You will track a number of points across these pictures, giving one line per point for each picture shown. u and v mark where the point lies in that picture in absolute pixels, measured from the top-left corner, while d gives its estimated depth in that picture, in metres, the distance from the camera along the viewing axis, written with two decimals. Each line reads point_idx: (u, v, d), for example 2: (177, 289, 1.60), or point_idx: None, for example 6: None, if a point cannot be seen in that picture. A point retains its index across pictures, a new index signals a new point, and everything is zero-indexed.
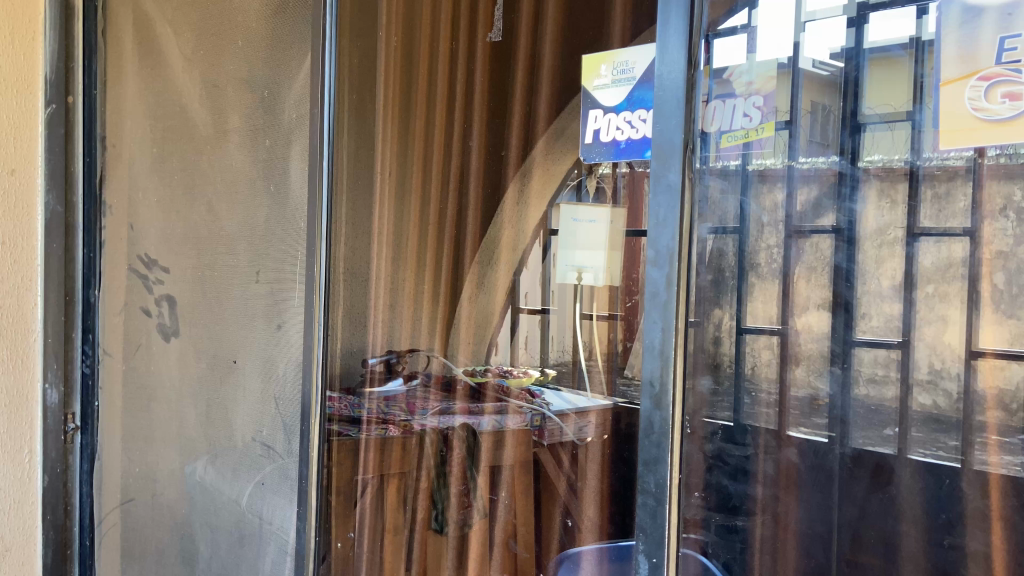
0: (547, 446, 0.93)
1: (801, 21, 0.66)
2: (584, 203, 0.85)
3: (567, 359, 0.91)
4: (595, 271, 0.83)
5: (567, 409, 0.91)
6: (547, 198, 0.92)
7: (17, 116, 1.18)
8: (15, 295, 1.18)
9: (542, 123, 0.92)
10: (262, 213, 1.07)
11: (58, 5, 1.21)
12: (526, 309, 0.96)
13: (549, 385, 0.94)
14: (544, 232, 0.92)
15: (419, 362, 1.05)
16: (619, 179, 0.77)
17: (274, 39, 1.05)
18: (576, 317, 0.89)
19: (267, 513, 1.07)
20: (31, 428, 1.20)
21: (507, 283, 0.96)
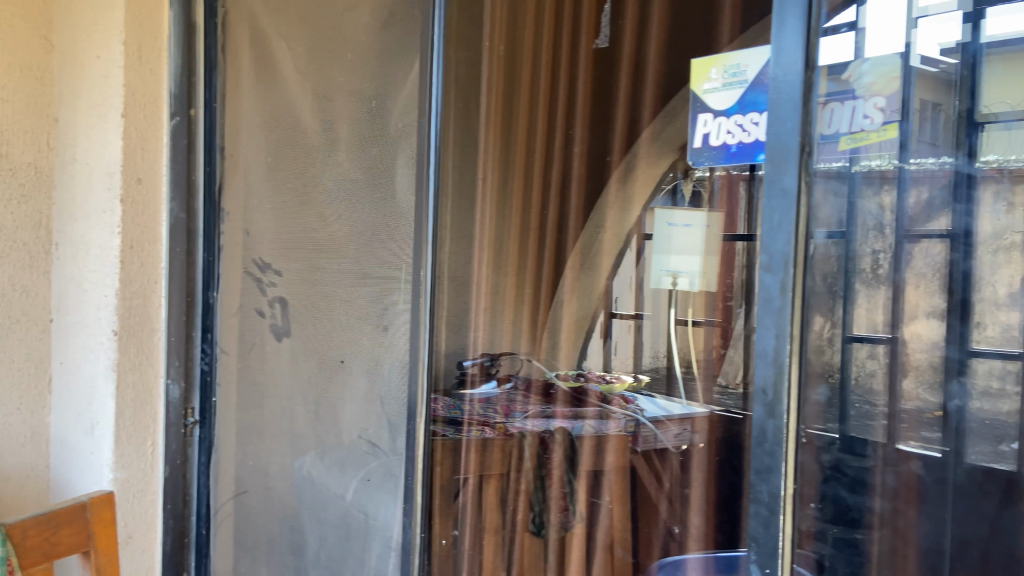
0: (642, 453, 0.94)
1: (913, 16, 0.64)
2: (680, 207, 0.87)
3: (661, 364, 0.91)
4: (691, 276, 0.85)
5: (661, 416, 0.91)
6: (643, 201, 0.92)
7: (145, 127, 1.27)
8: (142, 296, 1.28)
9: (647, 112, 0.92)
10: (369, 219, 1.11)
11: (180, 23, 1.29)
12: (619, 314, 0.95)
13: (643, 392, 0.94)
14: (640, 236, 0.93)
15: (515, 366, 1.05)
16: (716, 180, 0.76)
17: (381, 50, 1.09)
18: (671, 323, 0.88)
19: (373, 510, 1.10)
20: (154, 420, 1.30)
21: (604, 284, 0.96)
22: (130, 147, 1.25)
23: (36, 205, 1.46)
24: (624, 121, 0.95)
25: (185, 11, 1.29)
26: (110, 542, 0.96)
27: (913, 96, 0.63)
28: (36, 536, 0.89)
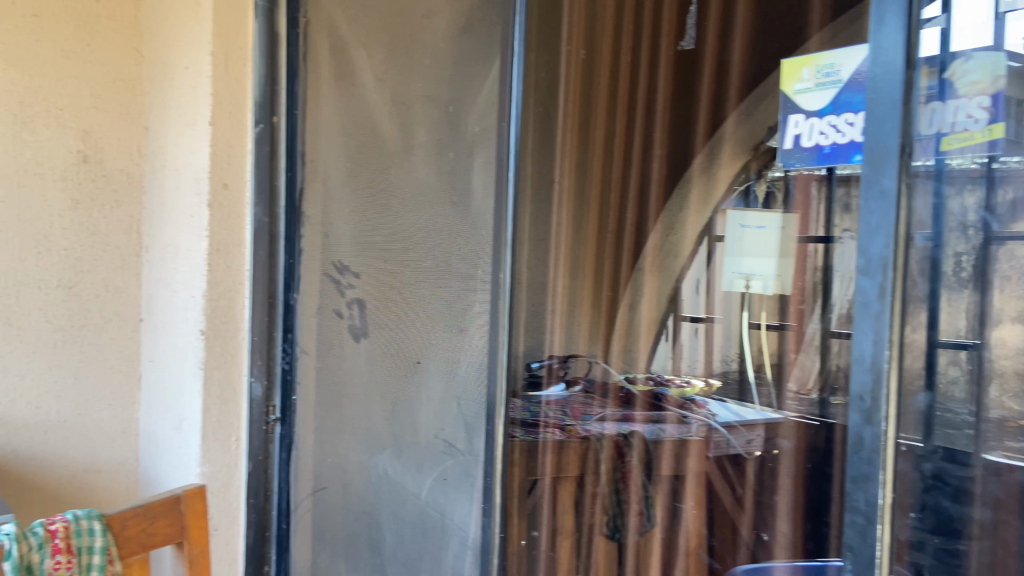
0: (715, 459, 0.91)
1: (999, 11, 0.57)
2: (753, 208, 0.83)
3: (732, 367, 0.89)
4: (764, 279, 0.81)
5: (733, 420, 0.88)
6: (707, 209, 0.90)
7: (231, 136, 1.33)
8: (227, 297, 1.34)
9: (732, 101, 0.88)
10: (445, 221, 1.13)
11: (264, 33, 1.34)
12: (687, 317, 0.94)
13: (714, 397, 0.92)
14: (707, 239, 0.90)
15: (581, 369, 1.04)
16: (792, 180, 0.76)
17: (458, 57, 1.10)
18: (744, 327, 0.86)
19: (449, 510, 1.12)
20: (238, 416, 1.36)
21: (668, 290, 0.96)
22: (218, 154, 1.32)
23: (127, 208, 1.61)
24: (707, 121, 0.92)
25: (269, 21, 1.34)
26: (201, 534, 1.00)
27: (1004, 95, 0.56)
28: (134, 527, 0.93)
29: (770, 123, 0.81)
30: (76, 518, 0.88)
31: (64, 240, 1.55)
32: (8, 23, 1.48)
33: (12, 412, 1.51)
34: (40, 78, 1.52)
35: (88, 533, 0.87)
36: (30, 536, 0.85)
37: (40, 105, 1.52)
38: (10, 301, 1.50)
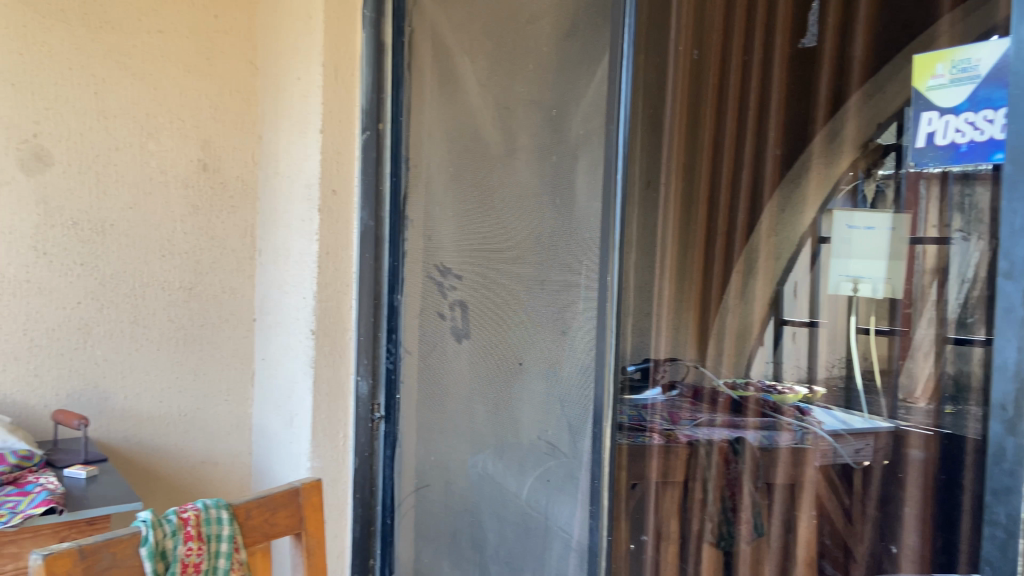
0: (821, 469, 0.82)
1: None
2: (861, 209, 0.75)
3: (839, 374, 0.79)
4: (873, 282, 0.74)
5: (840, 429, 0.78)
6: (818, 201, 0.81)
7: (341, 143, 1.41)
8: (335, 298, 1.42)
9: (855, 90, 0.78)
10: (548, 222, 1.14)
11: (371, 43, 1.40)
12: (792, 321, 0.84)
13: (818, 404, 0.81)
14: (813, 237, 0.81)
15: (682, 372, 0.96)
16: (903, 180, 0.71)
17: (561, 61, 1.11)
18: (852, 332, 0.77)
19: (552, 511, 1.13)
20: (345, 414, 1.43)
21: (769, 293, 0.87)
22: (328, 160, 1.39)
23: (243, 214, 1.72)
24: (824, 117, 0.81)
25: (375, 32, 1.40)
26: (318, 526, 1.04)
27: None
28: (257, 517, 0.98)
29: (879, 120, 0.74)
30: (206, 507, 0.93)
31: (185, 244, 1.65)
32: (139, 41, 1.59)
33: (138, 406, 1.61)
34: (165, 91, 1.62)
35: (216, 522, 0.93)
36: (165, 523, 0.88)
37: (166, 117, 1.62)
38: (137, 300, 1.60)
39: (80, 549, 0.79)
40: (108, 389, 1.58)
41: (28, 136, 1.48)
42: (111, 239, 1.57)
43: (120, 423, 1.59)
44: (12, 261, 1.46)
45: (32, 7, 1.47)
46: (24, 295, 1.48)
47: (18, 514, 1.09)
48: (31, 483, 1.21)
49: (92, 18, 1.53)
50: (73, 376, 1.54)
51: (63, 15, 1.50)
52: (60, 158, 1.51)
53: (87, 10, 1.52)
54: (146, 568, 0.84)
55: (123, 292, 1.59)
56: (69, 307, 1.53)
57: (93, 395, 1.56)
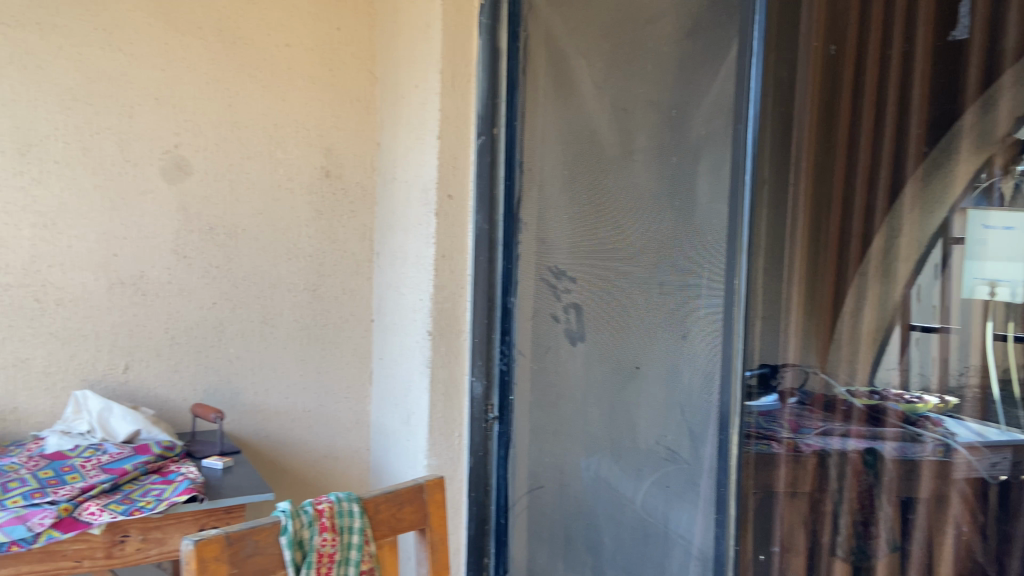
0: (961, 483, 0.76)
1: None
2: (996, 208, 0.71)
3: (972, 381, 0.74)
4: (1013, 285, 0.70)
5: (974, 440, 0.74)
6: (948, 202, 0.77)
7: (458, 149, 1.45)
8: (451, 300, 1.46)
9: (1009, 78, 0.72)
10: (667, 225, 1.12)
11: (487, 50, 1.43)
12: (928, 328, 0.78)
13: (949, 414, 0.77)
14: (942, 241, 0.77)
15: (814, 383, 0.90)
16: None
17: (682, 60, 1.09)
18: (988, 339, 0.73)
19: (671, 518, 1.11)
20: (460, 413, 1.47)
21: (902, 296, 0.81)
22: (445, 166, 1.43)
23: (361, 218, 1.78)
24: (974, 96, 0.75)
25: (491, 38, 1.43)
26: (441, 522, 1.06)
27: None
28: (385, 511, 1.01)
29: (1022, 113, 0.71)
30: (339, 499, 0.97)
31: (310, 247, 1.73)
32: (268, 55, 1.67)
33: (267, 401, 1.70)
34: (293, 102, 1.70)
35: (349, 514, 0.96)
36: (302, 514, 0.93)
37: (292, 127, 1.70)
38: (266, 300, 1.69)
39: (227, 535, 0.84)
40: (239, 384, 1.67)
41: (170, 147, 1.58)
42: (243, 243, 1.66)
43: (250, 417, 1.68)
44: (156, 264, 1.57)
45: (174, 27, 1.57)
46: (166, 295, 1.59)
47: (164, 501, 1.17)
48: (174, 472, 1.29)
49: (226, 34, 1.63)
50: (209, 372, 1.63)
51: (201, 33, 1.60)
52: (198, 167, 1.61)
53: (222, 27, 1.62)
54: (284, 556, 0.88)
55: (254, 293, 1.67)
56: (206, 307, 1.63)
57: (226, 390, 1.65)
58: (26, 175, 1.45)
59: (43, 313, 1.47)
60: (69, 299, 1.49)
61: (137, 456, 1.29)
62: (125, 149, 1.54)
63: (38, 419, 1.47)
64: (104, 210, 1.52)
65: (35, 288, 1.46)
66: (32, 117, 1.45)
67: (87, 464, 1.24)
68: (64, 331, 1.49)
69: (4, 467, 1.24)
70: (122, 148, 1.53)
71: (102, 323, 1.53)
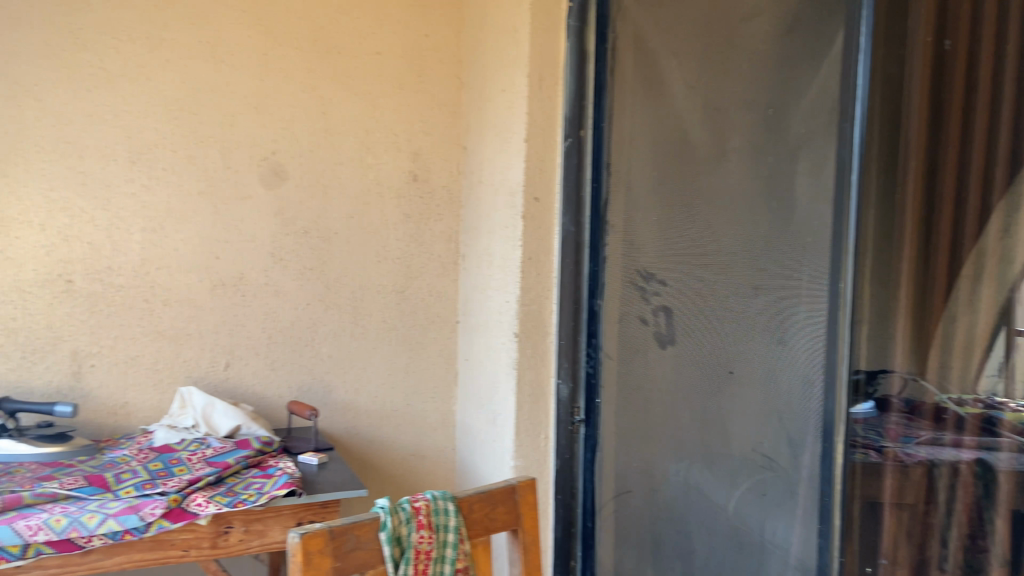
0: None
1: None
2: None
3: None
4: None
5: None
6: None
7: (545, 152, 1.45)
8: (537, 303, 1.47)
9: None
10: (763, 227, 1.10)
11: (575, 51, 1.44)
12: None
13: None
14: None
15: (925, 394, 0.86)
16: None
17: (779, 58, 1.07)
18: None
19: (769, 527, 1.09)
20: (547, 415, 1.48)
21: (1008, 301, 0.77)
22: (532, 169, 1.44)
23: (447, 221, 1.81)
24: None
25: (579, 40, 1.43)
26: (533, 524, 1.07)
27: None
28: (479, 511, 1.02)
29: None
30: (434, 497, 0.98)
31: (398, 250, 1.76)
32: (360, 63, 1.72)
33: (357, 400, 1.74)
34: (382, 108, 1.74)
35: (444, 513, 0.98)
36: (400, 511, 0.94)
37: (382, 132, 1.74)
38: (356, 302, 1.73)
39: (331, 528, 0.86)
40: (332, 383, 1.72)
41: (268, 154, 1.65)
42: (335, 246, 1.71)
43: (340, 415, 1.73)
44: (254, 266, 1.64)
45: (271, 38, 1.65)
46: (264, 297, 1.65)
47: (265, 494, 1.22)
48: (272, 467, 1.34)
49: (320, 44, 1.69)
50: (303, 371, 1.69)
51: (296, 43, 1.67)
52: (293, 173, 1.67)
53: (316, 37, 1.68)
54: (385, 552, 0.90)
55: (345, 295, 1.72)
56: (300, 308, 1.68)
57: (319, 388, 1.71)
58: (136, 182, 1.54)
59: (151, 313, 1.56)
60: (175, 299, 1.58)
61: (238, 450, 1.34)
62: (226, 156, 1.61)
63: (146, 414, 1.56)
64: (207, 215, 1.60)
65: (144, 289, 1.56)
66: (142, 127, 1.55)
67: (193, 457, 1.31)
68: (171, 329, 1.58)
69: (116, 459, 1.32)
70: (224, 156, 1.61)
71: (205, 323, 1.61)
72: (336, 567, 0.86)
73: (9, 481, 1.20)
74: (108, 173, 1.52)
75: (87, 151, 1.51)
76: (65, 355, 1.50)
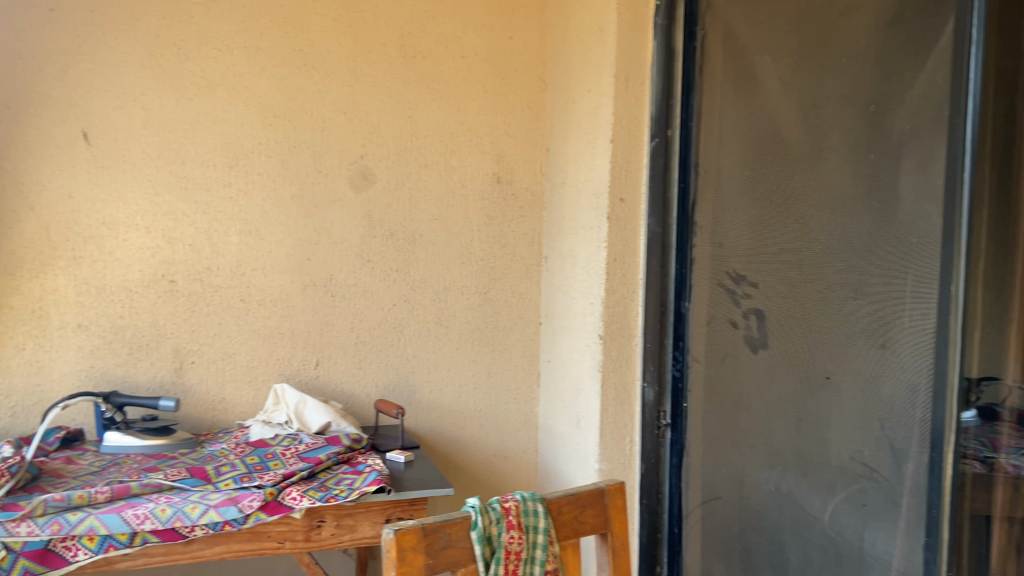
0: None
1: None
2: None
3: None
4: None
5: None
6: None
7: (631, 152, 1.42)
8: (622, 305, 1.44)
9: None
10: (864, 227, 1.06)
11: (662, 50, 1.41)
12: None
13: None
14: None
15: None
16: None
17: (884, 52, 1.03)
18: None
19: (869, 538, 1.05)
20: (632, 420, 1.45)
21: None
22: (617, 169, 1.42)
23: (530, 222, 1.81)
24: None
25: (667, 38, 1.41)
26: (623, 527, 1.05)
27: None
28: (568, 513, 1.02)
29: None
30: (524, 498, 0.98)
31: (481, 251, 1.78)
32: (445, 67, 1.74)
33: (441, 399, 1.77)
34: (467, 111, 1.76)
35: (534, 514, 0.98)
36: (491, 511, 0.95)
37: (467, 135, 1.76)
38: (441, 302, 1.75)
39: (423, 526, 0.87)
40: (416, 382, 1.75)
41: (356, 158, 1.69)
42: (420, 248, 1.73)
43: (425, 414, 1.75)
44: (343, 267, 1.68)
45: (360, 45, 1.69)
46: (352, 297, 1.69)
47: (356, 490, 1.24)
48: (362, 463, 1.37)
49: (408, 49, 1.72)
50: (389, 370, 1.72)
51: (385, 49, 1.70)
52: (381, 176, 1.70)
53: (403, 43, 1.71)
54: (475, 551, 0.91)
55: (430, 295, 1.74)
56: (386, 308, 1.72)
57: (405, 387, 1.74)
58: (233, 187, 1.61)
59: (247, 312, 1.62)
60: (269, 299, 1.64)
61: (330, 447, 1.38)
62: (318, 161, 1.66)
63: (242, 409, 1.62)
64: (299, 218, 1.65)
65: (240, 289, 1.62)
66: (239, 134, 1.61)
67: (287, 452, 1.36)
68: (265, 328, 1.64)
69: (216, 452, 1.38)
70: (315, 160, 1.66)
71: (297, 322, 1.66)
72: (428, 564, 0.87)
73: (118, 472, 1.27)
74: (207, 178, 1.59)
75: (189, 157, 1.58)
76: (168, 352, 1.58)
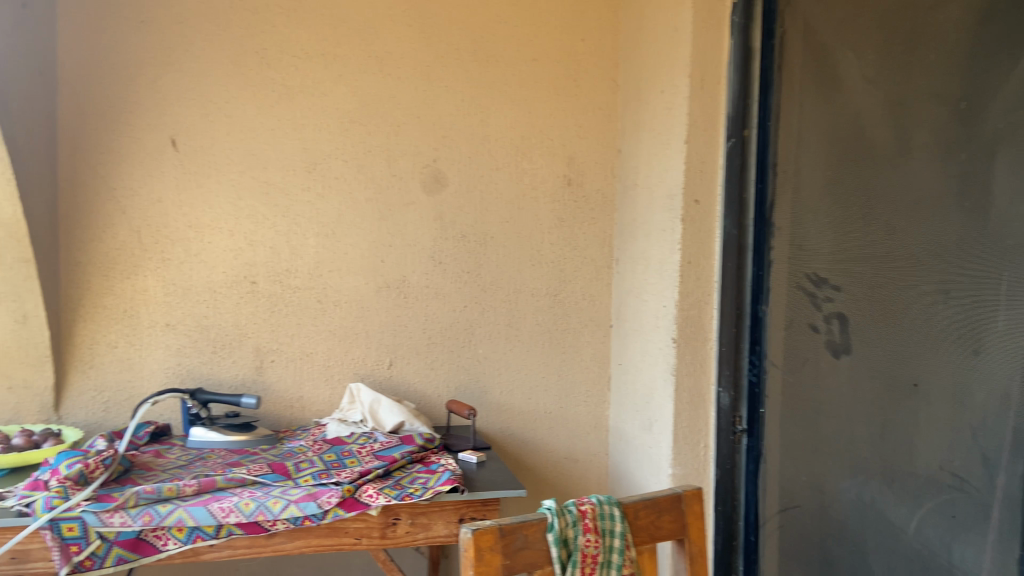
0: None
1: None
2: None
3: None
4: None
5: None
6: None
7: (706, 153, 1.39)
8: (697, 307, 1.40)
9: None
10: (954, 230, 1.04)
11: (740, 50, 1.36)
12: None
13: None
14: None
15: None
16: None
17: (977, 47, 1.00)
18: None
19: (959, 547, 1.03)
20: (706, 424, 1.41)
21: None
22: (692, 171, 1.39)
23: (601, 224, 1.80)
24: None
25: (744, 36, 1.35)
26: (701, 534, 1.04)
27: None
28: (645, 518, 1.00)
29: None
30: (600, 502, 0.98)
31: (552, 253, 1.78)
32: (517, 70, 1.75)
33: (512, 401, 1.77)
34: (539, 114, 1.77)
35: (610, 518, 0.97)
36: (568, 513, 0.95)
37: (538, 138, 1.77)
38: (512, 304, 1.76)
39: (501, 527, 0.87)
40: (487, 383, 1.76)
41: (429, 162, 1.71)
42: (491, 250, 1.75)
43: (495, 415, 1.76)
44: (416, 269, 1.71)
45: (434, 51, 1.71)
46: (425, 299, 1.72)
47: (430, 489, 1.26)
48: (435, 463, 1.38)
49: (480, 54, 1.74)
50: (460, 371, 1.74)
51: (457, 54, 1.72)
52: (453, 179, 1.72)
53: (476, 47, 1.73)
54: (552, 553, 0.91)
55: (501, 297, 1.76)
56: (458, 309, 1.73)
57: (476, 388, 1.75)
58: (311, 191, 1.65)
59: (324, 313, 1.66)
60: (345, 300, 1.67)
61: (403, 446, 1.40)
62: (392, 164, 1.69)
63: (318, 408, 1.66)
64: (374, 220, 1.68)
65: (317, 291, 1.66)
66: (317, 139, 1.65)
67: (363, 450, 1.39)
68: (341, 328, 1.67)
69: (295, 449, 1.42)
70: (389, 164, 1.69)
71: (371, 322, 1.69)
72: (506, 565, 0.87)
73: (204, 466, 1.32)
74: (287, 182, 1.64)
75: (271, 162, 1.63)
76: (249, 351, 1.63)
